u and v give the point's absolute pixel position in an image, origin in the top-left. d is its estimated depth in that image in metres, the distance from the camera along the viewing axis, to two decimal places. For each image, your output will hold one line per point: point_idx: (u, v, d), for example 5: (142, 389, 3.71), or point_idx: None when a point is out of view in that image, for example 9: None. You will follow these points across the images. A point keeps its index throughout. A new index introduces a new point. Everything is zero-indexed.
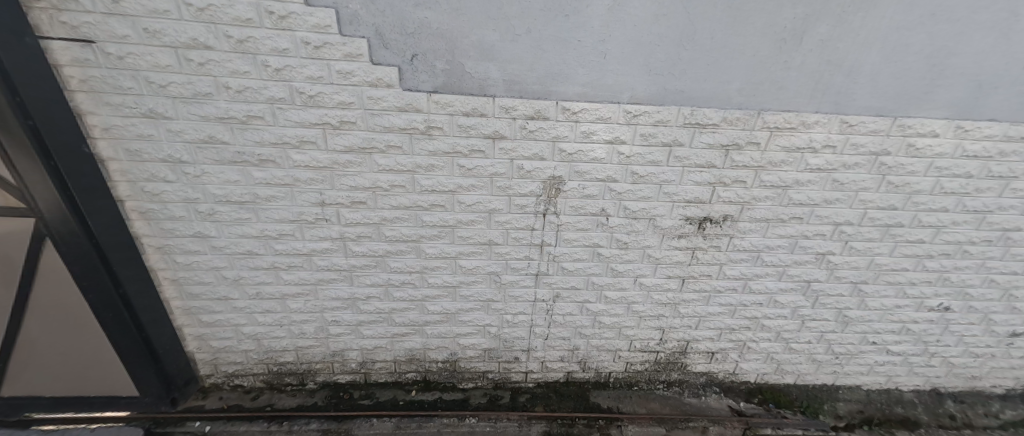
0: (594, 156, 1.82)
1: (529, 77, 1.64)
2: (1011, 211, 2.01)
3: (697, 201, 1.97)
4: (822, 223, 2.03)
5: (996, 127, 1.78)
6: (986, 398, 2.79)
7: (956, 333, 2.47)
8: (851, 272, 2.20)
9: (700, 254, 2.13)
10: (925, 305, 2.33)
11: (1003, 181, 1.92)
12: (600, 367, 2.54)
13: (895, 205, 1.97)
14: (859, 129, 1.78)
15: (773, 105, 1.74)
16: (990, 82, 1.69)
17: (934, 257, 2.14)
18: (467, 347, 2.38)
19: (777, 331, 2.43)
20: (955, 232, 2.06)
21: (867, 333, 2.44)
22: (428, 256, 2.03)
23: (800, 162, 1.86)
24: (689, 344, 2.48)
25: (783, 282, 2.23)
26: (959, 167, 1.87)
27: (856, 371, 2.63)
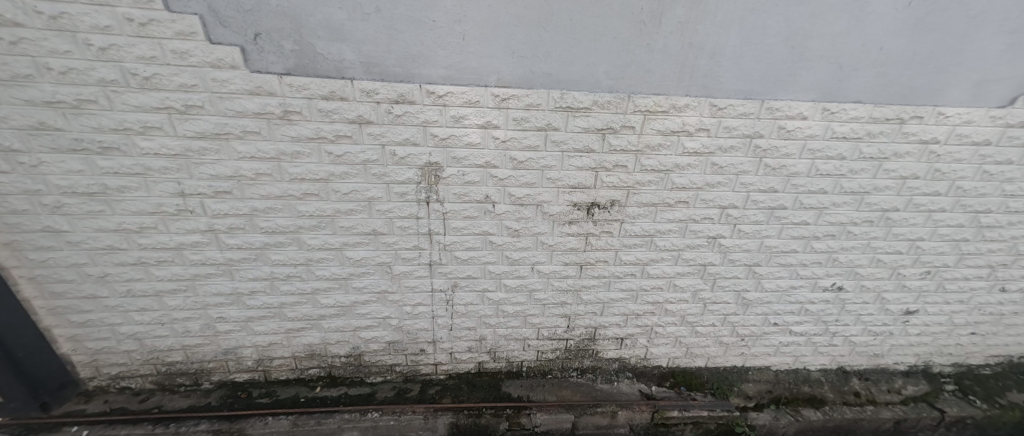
0: (469, 141, 1.78)
1: (387, 59, 1.58)
2: (888, 192, 2.06)
3: (582, 187, 1.97)
4: (708, 207, 2.08)
5: (861, 109, 1.83)
6: (891, 375, 2.88)
7: (854, 313, 2.54)
8: (743, 255, 2.25)
9: (594, 240, 2.14)
10: (818, 285, 2.39)
11: (876, 162, 1.97)
12: (511, 357, 2.54)
13: (775, 187, 2.02)
14: (730, 112, 1.82)
15: (643, 88, 1.76)
16: (850, 64, 1.74)
17: (820, 238, 2.21)
18: (370, 340, 2.33)
19: (681, 315, 2.47)
20: (836, 213, 2.12)
21: (769, 315, 2.51)
22: (310, 247, 1.95)
23: (677, 146, 1.89)
24: (598, 330, 2.50)
25: (679, 266, 2.27)
26: (831, 148, 1.92)
27: (763, 353, 2.70)
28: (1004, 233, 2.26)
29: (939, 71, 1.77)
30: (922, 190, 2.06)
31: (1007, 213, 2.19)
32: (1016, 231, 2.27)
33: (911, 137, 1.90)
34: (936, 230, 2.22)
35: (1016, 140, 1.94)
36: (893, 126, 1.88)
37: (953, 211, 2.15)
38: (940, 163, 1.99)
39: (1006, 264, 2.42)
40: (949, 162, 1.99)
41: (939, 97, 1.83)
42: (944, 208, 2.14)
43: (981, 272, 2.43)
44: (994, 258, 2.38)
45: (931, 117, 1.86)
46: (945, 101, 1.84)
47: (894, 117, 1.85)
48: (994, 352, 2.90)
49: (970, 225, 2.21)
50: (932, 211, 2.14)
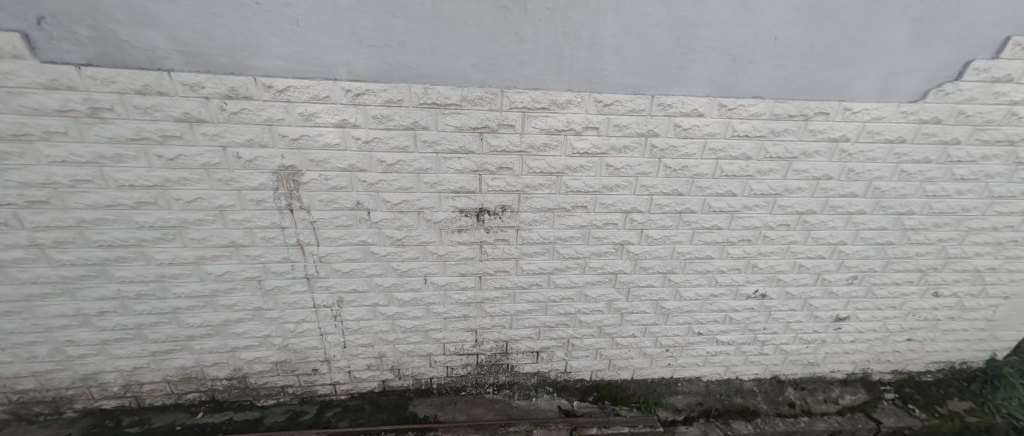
0: (326, 142, 1.58)
1: (211, 47, 1.37)
2: (801, 194, 1.94)
3: (466, 192, 1.78)
4: (610, 211, 1.93)
5: (761, 105, 1.70)
6: (828, 383, 2.74)
7: (781, 321, 2.41)
8: (656, 262, 2.11)
9: (489, 249, 1.96)
10: (741, 293, 2.27)
11: (785, 162, 1.84)
12: (418, 374, 2.35)
13: (679, 190, 1.89)
14: (618, 109, 1.67)
15: (519, 83, 1.58)
16: (743, 56, 1.60)
17: (735, 244, 2.08)
18: (253, 361, 2.13)
19: (598, 326, 2.32)
20: (749, 217, 1.99)
21: (692, 324, 2.37)
22: (161, 262, 1.75)
23: (565, 147, 1.73)
24: (511, 344, 2.33)
25: (588, 275, 2.12)
26: (734, 148, 1.79)
27: (691, 363, 2.56)
28: (930, 236, 2.12)
29: (843, 63, 1.63)
30: (837, 191, 1.93)
31: (932, 214, 2.05)
32: (944, 233, 2.12)
33: (818, 135, 1.77)
34: (857, 234, 2.08)
35: (933, 137, 1.80)
36: (799, 124, 1.75)
37: (874, 213, 2.02)
38: (854, 162, 1.85)
39: (936, 268, 2.26)
40: (864, 161, 1.86)
41: (846, 91, 1.69)
42: (863, 210, 2.00)
43: (911, 276, 2.28)
44: (923, 262, 2.23)
45: (839, 113, 1.73)
46: (853, 96, 1.70)
47: (798, 114, 1.72)
48: (935, 359, 2.75)
49: (894, 228, 2.07)
50: (851, 213, 2.01)
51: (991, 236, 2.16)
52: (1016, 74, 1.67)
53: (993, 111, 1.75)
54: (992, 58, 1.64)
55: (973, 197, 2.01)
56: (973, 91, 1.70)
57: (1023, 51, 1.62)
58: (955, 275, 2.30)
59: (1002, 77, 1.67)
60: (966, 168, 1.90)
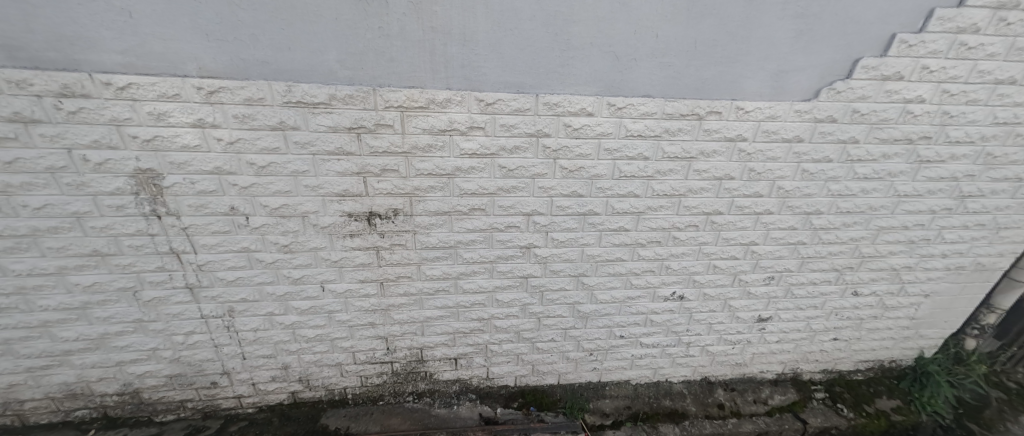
0: (185, 143, 1.47)
1: (33, 41, 1.25)
2: (705, 194, 1.92)
3: (351, 195, 1.69)
4: (511, 214, 1.86)
5: (651, 103, 1.66)
6: (758, 384, 2.72)
7: (704, 322, 2.39)
8: (566, 265, 2.06)
9: (386, 254, 1.87)
10: (659, 294, 2.24)
11: (684, 163, 1.83)
12: (329, 384, 2.25)
13: (579, 192, 1.84)
14: (504, 108, 1.60)
15: (392, 80, 1.50)
16: (625, 54, 1.57)
17: (645, 245, 2.05)
18: (144, 375, 2.02)
19: (516, 331, 2.26)
20: (655, 218, 1.96)
21: (613, 327, 2.33)
22: (18, 273, 1.63)
23: (452, 147, 1.65)
24: (425, 351, 2.25)
25: (497, 279, 2.05)
26: (630, 148, 1.75)
27: (617, 367, 2.52)
28: (842, 235, 2.11)
29: (729, 61, 1.62)
30: (741, 191, 1.93)
31: (839, 213, 2.04)
32: (854, 233, 2.11)
33: (714, 134, 1.76)
34: (767, 234, 2.08)
35: (830, 136, 1.80)
36: (692, 123, 1.73)
37: (781, 213, 2.01)
38: (754, 161, 1.85)
39: (853, 268, 2.25)
40: (764, 161, 1.85)
41: (736, 90, 1.68)
42: (770, 210, 2.00)
43: (828, 275, 2.27)
44: (838, 262, 2.22)
45: (730, 112, 1.72)
46: (743, 95, 1.69)
47: (690, 112, 1.70)
48: (864, 358, 2.72)
49: (803, 228, 2.07)
50: (759, 213, 2.00)
51: (902, 235, 2.15)
52: (905, 72, 1.66)
53: (887, 110, 1.75)
54: (880, 56, 1.63)
55: (879, 196, 2.00)
56: (864, 90, 1.69)
57: (908, 49, 1.61)
58: (872, 274, 2.29)
59: (891, 76, 1.67)
60: (868, 167, 1.90)
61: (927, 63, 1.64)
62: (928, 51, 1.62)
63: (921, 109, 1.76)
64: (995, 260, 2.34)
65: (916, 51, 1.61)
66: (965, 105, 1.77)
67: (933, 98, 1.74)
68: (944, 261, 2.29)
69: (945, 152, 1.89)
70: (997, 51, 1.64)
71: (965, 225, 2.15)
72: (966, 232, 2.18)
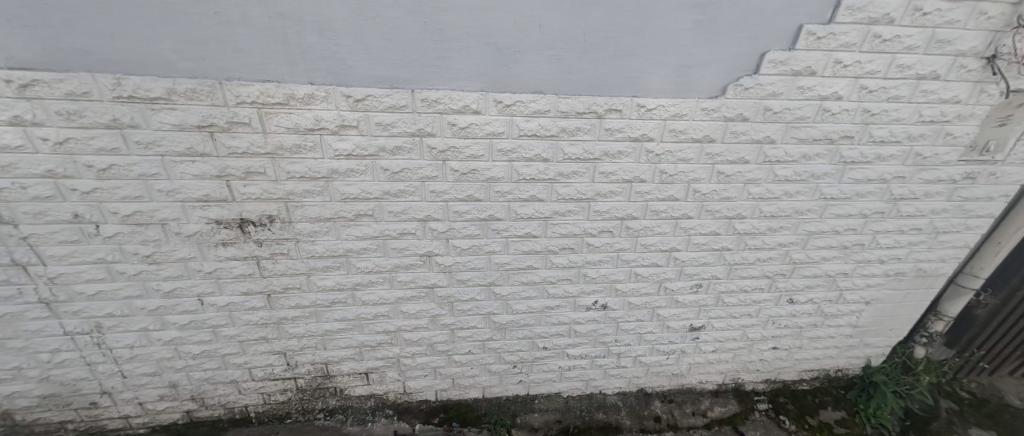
0: (4, 144, 1.31)
1: None
2: (615, 198, 1.79)
3: (215, 201, 1.53)
4: (403, 220, 1.71)
5: (543, 100, 1.53)
6: (698, 395, 2.60)
7: (632, 332, 2.27)
8: (473, 274, 1.91)
9: (268, 264, 1.72)
10: (580, 304, 2.11)
11: (588, 164, 1.70)
12: (227, 403, 2.11)
13: (476, 196, 1.69)
14: (376, 105, 1.44)
15: (244, 73, 1.33)
16: (509, 46, 1.42)
17: (557, 252, 1.91)
18: (13, 396, 1.86)
19: (429, 343, 2.11)
20: (564, 223, 1.83)
21: (534, 338, 2.20)
22: None
23: (323, 148, 1.49)
24: (330, 366, 2.10)
25: (398, 290, 1.90)
26: (525, 148, 1.61)
27: (545, 379, 2.38)
28: (769, 241, 2.00)
29: (625, 54, 1.48)
30: (655, 195, 1.80)
31: (763, 218, 1.92)
32: (782, 238, 2.00)
33: (616, 134, 1.63)
34: (689, 239, 1.96)
35: (743, 136, 1.68)
36: (592, 122, 1.60)
37: (701, 217, 1.89)
38: (664, 163, 1.72)
39: (785, 274, 2.13)
40: (674, 162, 1.73)
41: (635, 86, 1.55)
42: (688, 214, 1.88)
43: (760, 283, 2.15)
44: (769, 268, 2.10)
45: (632, 110, 1.59)
46: (644, 91, 1.57)
47: (587, 110, 1.57)
48: (808, 367, 2.59)
49: (727, 233, 1.96)
50: (676, 218, 1.88)
51: (834, 240, 2.03)
52: (816, 68, 1.55)
53: (802, 108, 1.63)
54: (788, 50, 1.51)
55: (805, 199, 1.88)
56: (775, 86, 1.58)
57: (818, 42, 1.49)
58: (807, 281, 2.17)
59: (801, 71, 1.55)
60: (789, 169, 1.78)
61: (840, 57, 1.53)
62: (840, 44, 1.50)
63: (839, 107, 1.64)
64: (937, 266, 2.20)
65: (827, 44, 1.50)
66: (888, 102, 1.64)
67: (852, 95, 1.62)
68: (883, 268, 2.16)
69: (871, 152, 1.76)
70: (915, 43, 1.52)
71: (901, 230, 2.02)
72: (903, 237, 2.05)
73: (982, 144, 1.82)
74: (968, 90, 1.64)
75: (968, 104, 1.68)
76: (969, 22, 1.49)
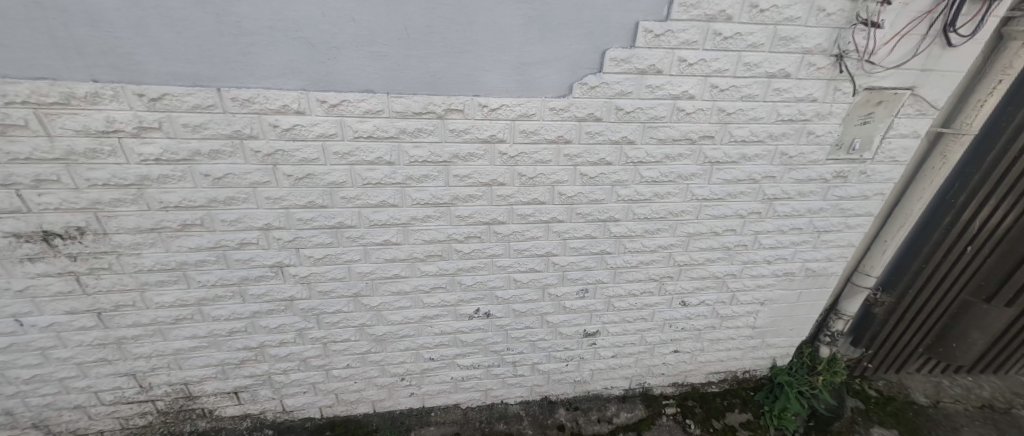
0: None
1: None
2: (477, 201, 1.70)
3: (7, 213, 1.38)
4: (240, 229, 1.58)
5: (373, 100, 1.42)
6: (605, 401, 2.53)
7: (524, 340, 2.19)
8: (334, 285, 1.79)
9: (91, 280, 1.58)
10: (461, 313, 2.01)
11: (440, 167, 1.60)
12: (77, 429, 1.97)
13: (319, 202, 1.57)
14: (177, 105, 1.31)
15: (9, 69, 1.18)
16: (322, 41, 1.30)
17: (425, 260, 1.81)
18: None
19: (301, 358, 1.99)
20: (426, 230, 1.73)
21: (419, 349, 2.09)
22: None
23: (126, 153, 1.36)
24: (192, 386, 1.96)
25: (253, 304, 1.77)
26: (364, 151, 1.50)
27: (439, 391, 2.28)
28: (649, 243, 1.96)
29: (455, 50, 1.40)
30: (518, 198, 1.73)
31: (638, 220, 1.88)
32: (661, 240, 1.96)
33: (464, 135, 1.54)
34: (565, 243, 1.89)
35: (600, 136, 1.63)
36: (433, 122, 1.50)
37: (572, 220, 1.83)
38: (521, 165, 1.65)
39: (673, 277, 2.09)
40: (533, 164, 1.66)
41: (475, 85, 1.47)
42: (559, 218, 1.81)
43: (648, 286, 2.11)
44: (655, 271, 2.06)
45: (476, 110, 1.51)
46: (486, 90, 1.49)
47: (425, 111, 1.47)
48: (715, 369, 2.56)
49: (603, 236, 1.90)
50: (547, 221, 1.81)
51: (715, 241, 2.00)
52: (662, 66, 1.51)
53: (655, 107, 1.60)
54: (629, 47, 1.47)
55: (677, 200, 1.85)
56: (622, 84, 1.53)
57: (657, 40, 1.46)
58: (695, 283, 2.14)
59: (647, 69, 1.51)
60: (654, 170, 1.75)
61: (683, 55, 1.50)
62: (680, 41, 1.47)
63: (693, 106, 1.61)
64: (826, 266, 2.18)
65: (666, 42, 1.46)
66: (741, 102, 1.63)
67: (703, 94, 1.59)
68: (771, 268, 2.14)
69: (734, 152, 1.74)
70: (758, 41, 1.50)
71: (780, 230, 2.00)
72: (784, 238, 2.04)
73: (847, 143, 1.78)
74: (821, 88, 1.62)
75: (824, 103, 1.66)
76: (808, 19, 1.47)
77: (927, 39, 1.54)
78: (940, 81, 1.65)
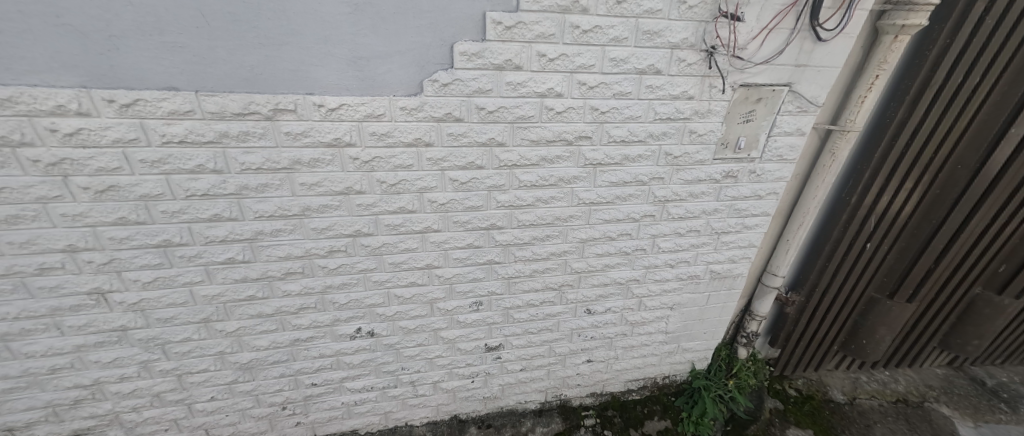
0: None
1: None
2: (334, 212, 1.52)
3: None
4: (36, 252, 1.35)
5: (178, 99, 1.22)
6: (519, 416, 2.39)
7: (420, 358, 2.03)
8: (176, 311, 1.58)
9: None
10: (340, 333, 1.83)
11: (281, 175, 1.40)
12: None
13: (134, 218, 1.36)
14: None
15: None
16: (96, 29, 1.08)
17: (284, 278, 1.62)
18: None
19: (153, 394, 1.77)
20: (278, 245, 1.53)
21: (296, 375, 1.89)
22: None
23: None
24: (18, 433, 1.73)
25: (75, 337, 1.55)
26: (179, 158, 1.30)
27: (330, 417, 2.09)
28: (539, 251, 1.84)
29: (273, 42, 1.21)
30: (381, 207, 1.56)
31: (524, 227, 1.76)
32: (553, 247, 1.85)
33: (301, 138, 1.35)
34: (446, 254, 1.75)
35: (465, 138, 1.49)
36: (261, 124, 1.31)
37: (450, 229, 1.69)
38: (379, 171, 1.48)
39: (572, 285, 1.99)
40: (392, 169, 1.50)
41: (306, 81, 1.29)
42: (434, 227, 1.66)
43: (548, 295, 1.99)
44: (552, 279, 1.95)
45: (311, 110, 1.32)
46: (320, 88, 1.31)
47: (246, 111, 1.27)
48: (632, 377, 2.48)
49: (489, 245, 1.77)
50: (421, 231, 1.66)
51: (611, 247, 1.91)
52: (520, 61, 1.39)
53: (521, 106, 1.48)
54: (480, 40, 1.33)
55: (564, 205, 1.74)
56: (479, 81, 1.40)
57: (510, 33, 1.33)
58: (597, 290, 2.04)
59: (504, 65, 1.38)
60: (532, 173, 1.63)
61: (542, 49, 1.38)
62: (536, 34, 1.34)
63: (562, 104, 1.50)
64: (730, 267, 2.13)
65: (521, 34, 1.34)
66: (614, 100, 1.53)
67: (570, 92, 1.48)
68: (674, 272, 2.07)
69: (616, 153, 1.65)
70: (621, 35, 1.40)
71: (678, 232, 1.93)
72: (683, 240, 1.97)
73: (732, 141, 1.72)
74: (696, 85, 1.55)
75: (702, 100, 1.59)
76: (670, 11, 1.38)
77: (798, 32, 1.48)
78: (817, 77, 1.60)
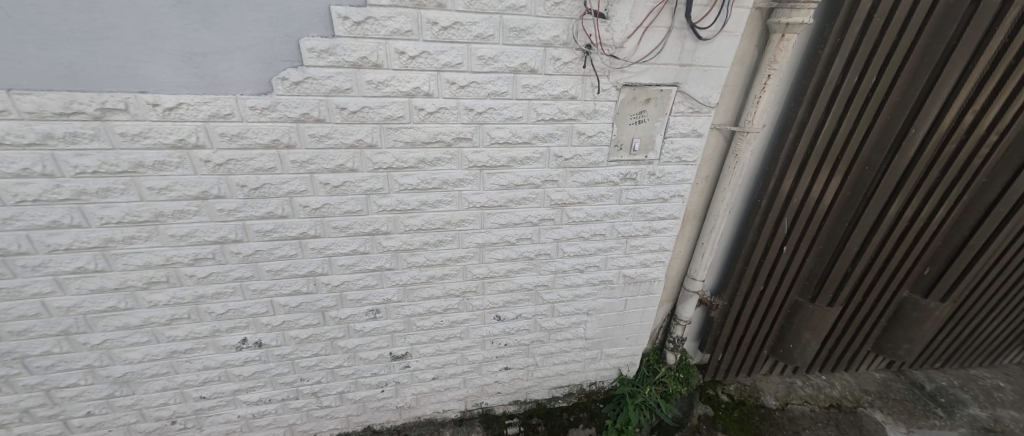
0: None
1: None
2: (195, 217, 1.44)
3: None
4: None
5: None
6: (438, 426, 2.32)
7: (319, 368, 1.95)
8: (30, 324, 1.49)
9: None
10: (223, 344, 1.75)
11: (125, 179, 1.32)
12: None
13: None
14: None
15: None
16: None
17: (149, 287, 1.54)
18: None
19: (21, 410, 1.68)
20: (135, 253, 1.46)
21: (182, 388, 1.81)
22: None
23: None
24: None
25: None
26: (0, 161, 1.21)
27: (228, 431, 2.00)
28: (434, 256, 1.77)
29: (87, 36, 1.10)
30: (247, 212, 1.48)
31: (411, 232, 1.69)
32: (448, 253, 1.78)
33: (141, 140, 1.27)
34: (330, 261, 1.67)
35: (329, 139, 1.41)
36: (90, 124, 1.22)
37: (330, 235, 1.61)
38: (237, 175, 1.40)
39: (476, 291, 1.92)
40: (253, 173, 1.42)
41: (136, 79, 1.19)
42: (311, 233, 1.59)
43: (451, 302, 1.92)
44: (453, 286, 1.88)
45: (146, 110, 1.24)
46: (154, 85, 1.21)
47: (70, 111, 1.18)
48: (556, 383, 2.42)
49: (376, 251, 1.70)
50: (297, 238, 1.58)
51: (512, 252, 1.85)
52: (377, 58, 1.31)
53: (387, 106, 1.40)
54: (329, 37, 1.24)
55: (453, 209, 1.67)
56: (335, 80, 1.32)
57: (360, 29, 1.24)
58: (504, 297, 1.98)
59: (360, 63, 1.30)
60: (412, 177, 1.56)
61: (400, 47, 1.30)
62: (390, 31, 1.27)
63: (433, 104, 1.43)
64: (644, 272, 2.08)
65: (373, 31, 1.25)
66: (489, 100, 1.46)
67: (440, 91, 1.42)
68: (584, 277, 2.01)
69: (500, 155, 1.59)
70: (485, 31, 1.33)
71: (581, 236, 1.87)
72: (589, 244, 1.91)
73: (626, 143, 1.66)
74: (577, 85, 1.49)
75: (585, 100, 1.53)
76: (536, 8, 1.31)
77: (676, 30, 1.42)
78: (705, 77, 1.55)
